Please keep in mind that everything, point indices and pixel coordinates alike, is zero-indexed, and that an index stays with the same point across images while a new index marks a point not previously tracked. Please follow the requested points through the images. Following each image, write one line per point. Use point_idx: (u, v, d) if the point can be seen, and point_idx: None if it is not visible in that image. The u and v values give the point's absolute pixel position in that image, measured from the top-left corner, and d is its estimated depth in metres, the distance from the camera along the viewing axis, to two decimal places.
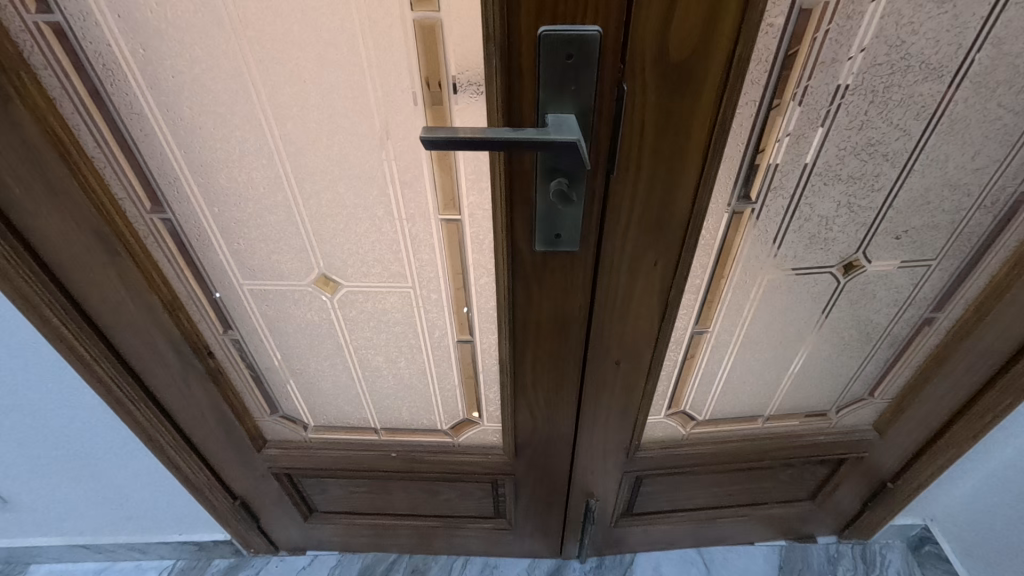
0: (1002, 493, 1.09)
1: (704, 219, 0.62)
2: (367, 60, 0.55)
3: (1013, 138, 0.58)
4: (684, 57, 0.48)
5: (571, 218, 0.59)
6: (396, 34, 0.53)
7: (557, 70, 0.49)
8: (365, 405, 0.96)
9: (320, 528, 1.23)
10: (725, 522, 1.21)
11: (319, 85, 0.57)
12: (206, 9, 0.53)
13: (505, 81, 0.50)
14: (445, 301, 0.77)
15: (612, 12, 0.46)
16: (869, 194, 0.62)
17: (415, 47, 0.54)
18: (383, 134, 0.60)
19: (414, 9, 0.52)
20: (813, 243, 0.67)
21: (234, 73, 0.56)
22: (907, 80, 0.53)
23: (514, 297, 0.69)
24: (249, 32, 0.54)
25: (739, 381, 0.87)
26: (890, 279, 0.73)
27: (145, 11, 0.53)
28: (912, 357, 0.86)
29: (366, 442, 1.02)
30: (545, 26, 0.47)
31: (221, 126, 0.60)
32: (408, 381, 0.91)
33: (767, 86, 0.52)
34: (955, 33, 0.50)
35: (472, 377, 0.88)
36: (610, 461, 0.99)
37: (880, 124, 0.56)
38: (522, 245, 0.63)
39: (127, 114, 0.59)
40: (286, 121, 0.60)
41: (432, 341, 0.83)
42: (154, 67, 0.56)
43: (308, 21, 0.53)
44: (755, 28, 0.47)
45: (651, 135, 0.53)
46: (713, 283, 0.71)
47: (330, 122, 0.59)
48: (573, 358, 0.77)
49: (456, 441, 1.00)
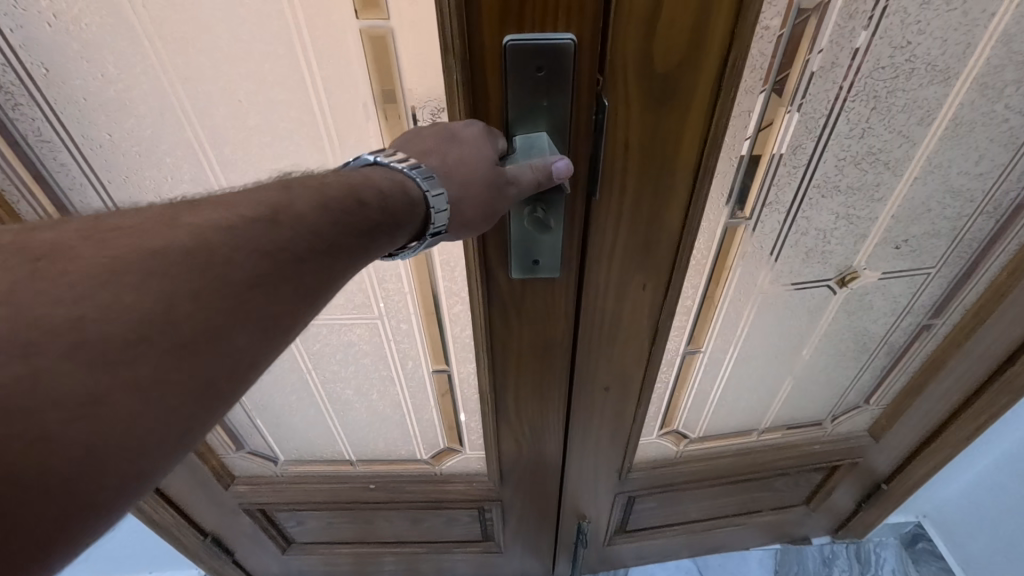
0: (994, 490, 1.08)
1: (696, 238, 0.57)
2: (312, 74, 0.48)
3: (1018, 141, 0.55)
4: (671, 67, 0.43)
5: (550, 244, 0.53)
6: (343, 46, 0.46)
7: (527, 84, 0.43)
8: (339, 438, 0.90)
9: (300, 559, 1.16)
10: (720, 532, 1.18)
11: (257, 106, 0.50)
12: (114, 21, 0.45)
13: (470, 98, 0.44)
14: (418, 329, 0.71)
15: (587, 19, 0.40)
16: (869, 205, 0.58)
17: (363, 61, 0.47)
18: (337, 157, 0.53)
19: (360, 18, 0.45)
20: (809, 257, 0.62)
21: (159, 93, 0.49)
22: (911, 84, 0.48)
23: (492, 328, 0.63)
24: (172, 45, 0.46)
25: (734, 397, 0.83)
26: (888, 288, 0.69)
27: (42, 25, 0.45)
28: (908, 363, 0.83)
29: (343, 474, 0.96)
30: (511, 34, 0.41)
31: (151, 154, 0.53)
32: (383, 413, 0.85)
33: (762, 94, 0.47)
34: (963, 32, 0.46)
35: (451, 407, 0.82)
36: (602, 482, 0.94)
37: (882, 131, 0.51)
38: (498, 273, 0.57)
39: (38, 142, 0.52)
40: (225, 146, 0.52)
41: (405, 371, 0.77)
42: (62, 87, 0.48)
43: (237, 33, 0.46)
44: (750, 33, 0.41)
45: (637, 152, 0.48)
46: (705, 302, 0.66)
47: (276, 145, 0.52)
48: (559, 386, 0.72)
49: (437, 469, 0.94)
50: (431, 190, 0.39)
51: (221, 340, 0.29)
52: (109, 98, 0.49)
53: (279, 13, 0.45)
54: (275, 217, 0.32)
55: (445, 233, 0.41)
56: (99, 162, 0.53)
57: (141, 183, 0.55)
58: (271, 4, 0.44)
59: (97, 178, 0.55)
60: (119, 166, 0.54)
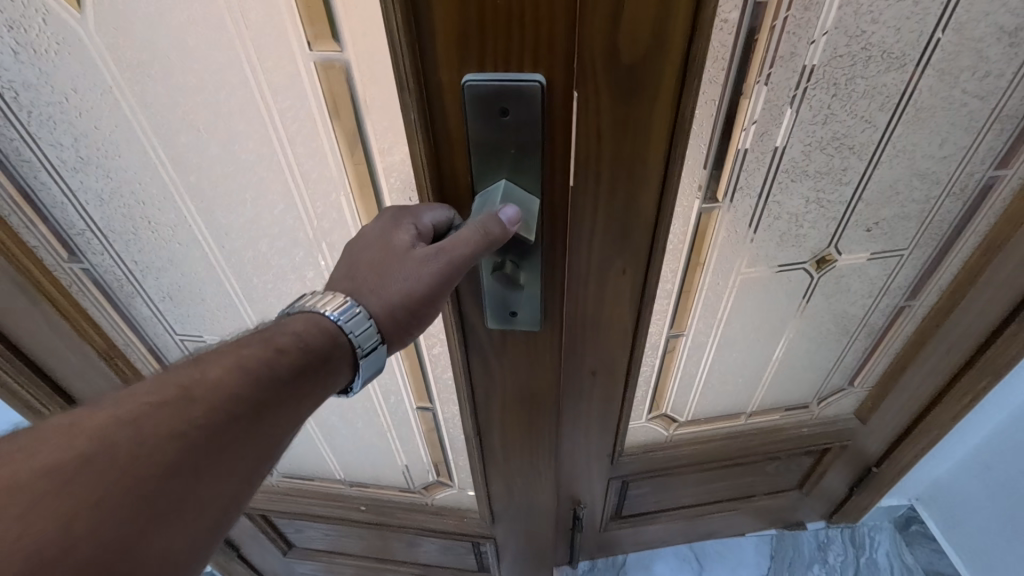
0: (982, 470, 1.11)
1: (672, 222, 0.59)
2: (267, 100, 0.50)
3: (978, 125, 0.57)
4: (636, 59, 0.45)
5: (527, 298, 0.56)
6: (297, 77, 0.48)
7: (490, 110, 0.45)
8: (331, 461, 0.93)
9: (301, 563, 1.19)
10: (715, 517, 1.21)
11: (216, 134, 0.52)
12: (72, 50, 0.47)
13: (427, 126, 0.47)
14: (401, 369, 0.75)
15: (555, 61, 0.43)
16: (837, 188, 0.60)
17: (319, 90, 0.49)
18: (297, 180, 0.56)
19: (313, 48, 0.47)
20: (784, 240, 0.65)
21: (122, 120, 0.51)
22: (870, 71, 0.51)
23: (472, 370, 0.66)
24: (136, 73, 0.48)
25: (720, 380, 0.85)
26: (863, 271, 0.72)
27: (6, 54, 0.48)
28: (890, 345, 0.85)
29: (336, 495, 0.99)
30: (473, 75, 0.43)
31: (126, 170, 0.55)
32: (371, 441, 0.88)
33: (726, 84, 0.49)
34: (916, 20, 0.48)
35: (436, 441, 0.86)
36: (595, 468, 0.97)
37: (845, 117, 0.54)
38: (476, 322, 0.60)
39: (19, 161, 0.55)
40: (194, 163, 0.55)
41: (388, 407, 0.81)
42: (34, 111, 0.51)
43: (191, 61, 0.47)
44: (709, 27, 0.44)
45: (608, 141, 0.50)
46: (685, 285, 0.69)
47: (240, 169, 0.55)
48: (547, 433, 0.74)
49: (429, 500, 0.98)
50: (355, 330, 0.44)
51: (146, 541, 0.33)
52: (79, 118, 0.51)
53: (231, 44, 0.46)
54: (191, 393, 0.36)
55: (380, 363, 0.46)
56: (78, 180, 0.56)
57: (119, 197, 0.58)
58: (219, 32, 0.46)
59: (77, 195, 0.58)
60: (97, 182, 0.57)
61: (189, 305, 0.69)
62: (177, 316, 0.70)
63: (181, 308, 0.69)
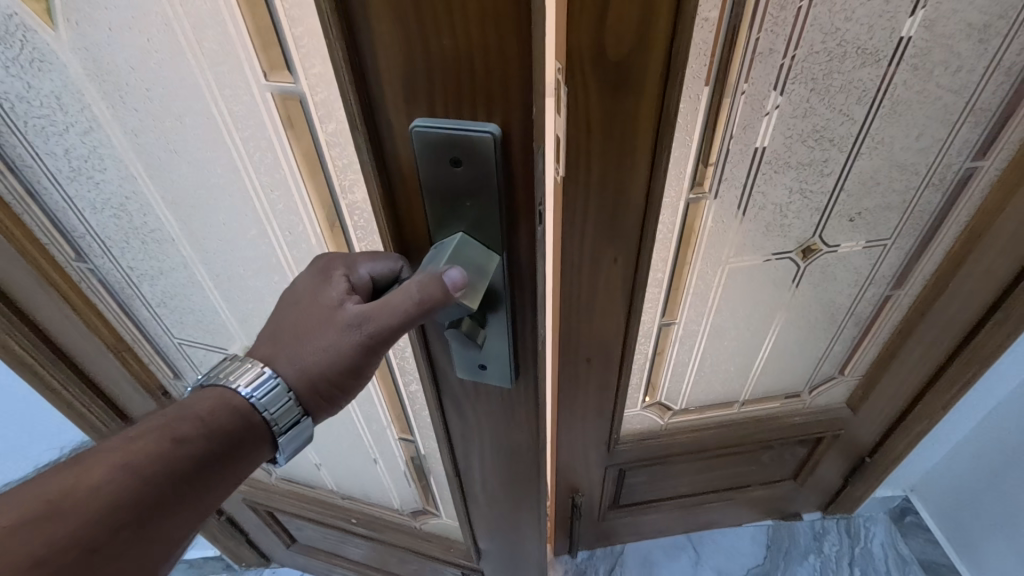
0: (973, 460, 1.13)
1: (661, 212, 0.62)
2: (232, 130, 0.49)
3: (953, 117, 0.60)
4: (622, 55, 0.48)
5: (493, 354, 0.53)
6: (258, 109, 0.47)
7: (444, 154, 0.40)
8: (324, 474, 0.97)
9: (305, 555, 1.22)
10: (711, 506, 1.24)
11: (189, 156, 0.52)
12: (50, 65, 0.47)
13: (379, 168, 0.42)
14: (381, 402, 0.77)
15: (511, 109, 0.37)
16: (820, 179, 0.63)
17: (279, 122, 0.48)
18: (265, 206, 0.55)
19: (269, 80, 0.45)
20: (770, 230, 0.68)
21: (105, 136, 0.52)
22: (846, 66, 0.54)
23: (447, 415, 0.64)
24: (115, 91, 0.48)
25: (712, 369, 0.88)
26: (849, 260, 0.74)
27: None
28: (877, 334, 0.88)
29: (329, 508, 1.02)
30: (424, 119, 0.39)
31: (122, 180, 0.56)
32: (360, 462, 0.91)
33: (708, 79, 0.52)
34: (888, 18, 0.51)
35: (420, 471, 0.88)
36: (592, 455, 0.99)
37: (824, 111, 0.57)
38: (447, 369, 0.58)
39: (19, 165, 0.55)
40: (181, 179, 0.54)
41: (374, 433, 0.84)
42: (26, 120, 0.52)
43: (163, 82, 0.47)
44: (690, 25, 0.47)
45: (597, 133, 0.54)
46: (676, 275, 0.72)
47: (215, 190, 0.55)
48: (528, 483, 0.73)
49: (417, 525, 1.00)
50: (273, 410, 0.43)
51: None
52: (74, 131, 0.52)
53: (193, 75, 0.46)
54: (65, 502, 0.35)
55: (301, 437, 0.46)
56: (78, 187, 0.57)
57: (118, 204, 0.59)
58: (184, 61, 0.45)
59: (79, 201, 0.58)
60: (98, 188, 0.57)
61: (192, 305, 0.70)
62: (179, 314, 0.71)
63: (183, 308, 0.70)
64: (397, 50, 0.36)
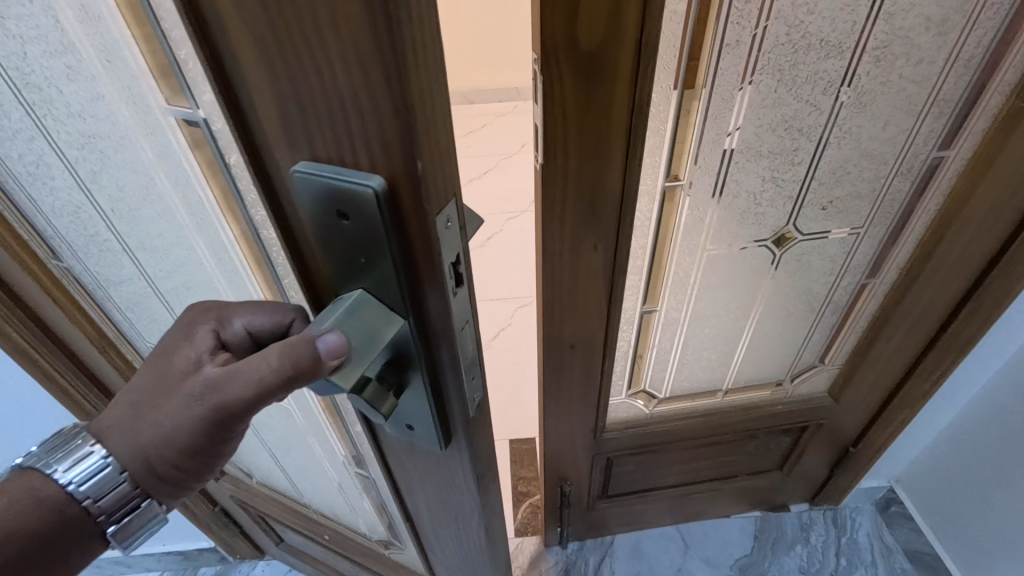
0: (955, 450, 1.15)
1: (638, 200, 0.65)
2: (152, 153, 0.41)
3: (917, 107, 0.62)
4: (594, 45, 0.51)
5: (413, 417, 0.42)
6: (170, 134, 0.38)
7: (328, 198, 0.31)
8: (297, 487, 0.94)
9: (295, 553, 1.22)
10: (699, 496, 1.26)
11: (119, 170, 0.45)
12: None
13: (271, 206, 0.34)
14: (334, 438, 0.71)
15: (398, 164, 0.28)
16: (791, 168, 0.65)
17: (188, 149, 0.39)
18: (199, 232, 0.48)
19: (170, 102, 0.36)
20: (745, 218, 0.70)
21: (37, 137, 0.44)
22: (811, 58, 0.56)
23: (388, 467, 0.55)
24: (37, 91, 0.40)
25: (695, 357, 0.90)
26: (823, 248, 0.76)
27: None
28: (855, 323, 0.90)
29: (303, 522, 0.99)
30: (302, 167, 0.30)
31: (73, 189, 0.49)
32: (327, 486, 0.87)
33: (678, 70, 0.55)
34: (849, 11, 0.53)
35: (382, 512, 0.81)
36: (580, 443, 1.01)
37: (791, 101, 0.59)
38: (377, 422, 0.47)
39: None
40: (133, 202, 0.48)
41: (332, 465, 0.78)
42: None
43: (77, 86, 0.38)
44: (658, 16, 0.49)
45: (573, 121, 0.56)
46: (655, 263, 0.74)
47: (152, 208, 0.48)
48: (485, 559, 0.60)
49: (386, 555, 0.95)
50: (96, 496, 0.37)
51: None
52: (32, 137, 0.45)
53: (106, 91, 0.38)
54: None
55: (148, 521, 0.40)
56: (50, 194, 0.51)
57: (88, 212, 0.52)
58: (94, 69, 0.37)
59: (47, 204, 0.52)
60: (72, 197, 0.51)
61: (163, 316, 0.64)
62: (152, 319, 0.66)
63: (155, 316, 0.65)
64: (260, 80, 0.27)
